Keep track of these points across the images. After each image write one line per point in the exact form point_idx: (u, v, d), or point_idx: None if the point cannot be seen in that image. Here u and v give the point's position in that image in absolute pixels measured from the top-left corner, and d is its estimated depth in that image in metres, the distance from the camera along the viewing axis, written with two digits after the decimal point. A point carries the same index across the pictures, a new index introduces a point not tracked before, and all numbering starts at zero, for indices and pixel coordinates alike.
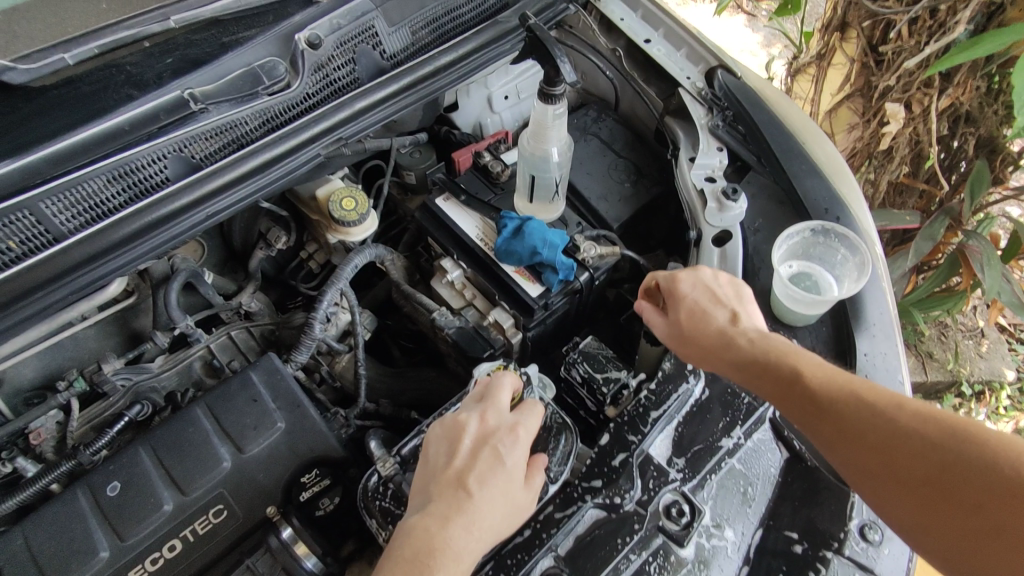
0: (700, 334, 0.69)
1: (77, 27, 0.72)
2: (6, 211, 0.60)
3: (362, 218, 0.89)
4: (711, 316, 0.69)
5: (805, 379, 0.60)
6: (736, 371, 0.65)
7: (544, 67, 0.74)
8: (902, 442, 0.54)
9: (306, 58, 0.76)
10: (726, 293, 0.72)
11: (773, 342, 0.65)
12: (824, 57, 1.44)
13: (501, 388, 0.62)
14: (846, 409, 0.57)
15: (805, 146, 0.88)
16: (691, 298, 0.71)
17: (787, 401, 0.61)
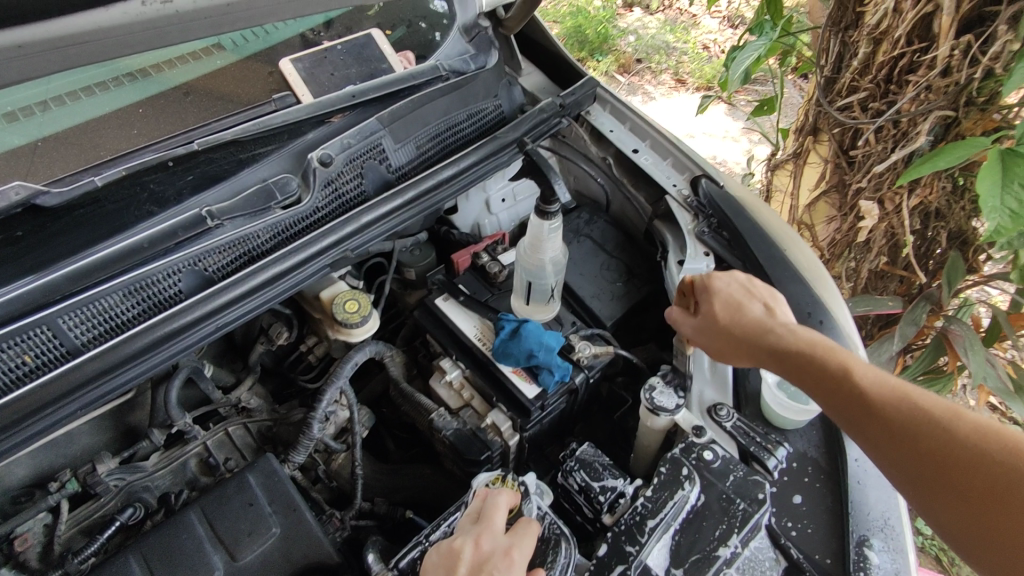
0: (734, 327, 0.76)
1: (109, 151, 0.77)
2: (25, 329, 0.63)
3: (363, 320, 0.91)
4: (746, 313, 0.76)
5: (852, 379, 0.64)
6: (776, 358, 0.71)
7: (541, 187, 0.81)
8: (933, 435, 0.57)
9: (318, 175, 0.82)
10: (759, 293, 0.79)
11: (810, 336, 0.70)
12: (800, 156, 1.53)
13: (496, 508, 0.64)
14: (884, 404, 0.61)
15: (786, 253, 0.93)
16: (725, 293, 0.79)
17: (822, 382, 0.66)
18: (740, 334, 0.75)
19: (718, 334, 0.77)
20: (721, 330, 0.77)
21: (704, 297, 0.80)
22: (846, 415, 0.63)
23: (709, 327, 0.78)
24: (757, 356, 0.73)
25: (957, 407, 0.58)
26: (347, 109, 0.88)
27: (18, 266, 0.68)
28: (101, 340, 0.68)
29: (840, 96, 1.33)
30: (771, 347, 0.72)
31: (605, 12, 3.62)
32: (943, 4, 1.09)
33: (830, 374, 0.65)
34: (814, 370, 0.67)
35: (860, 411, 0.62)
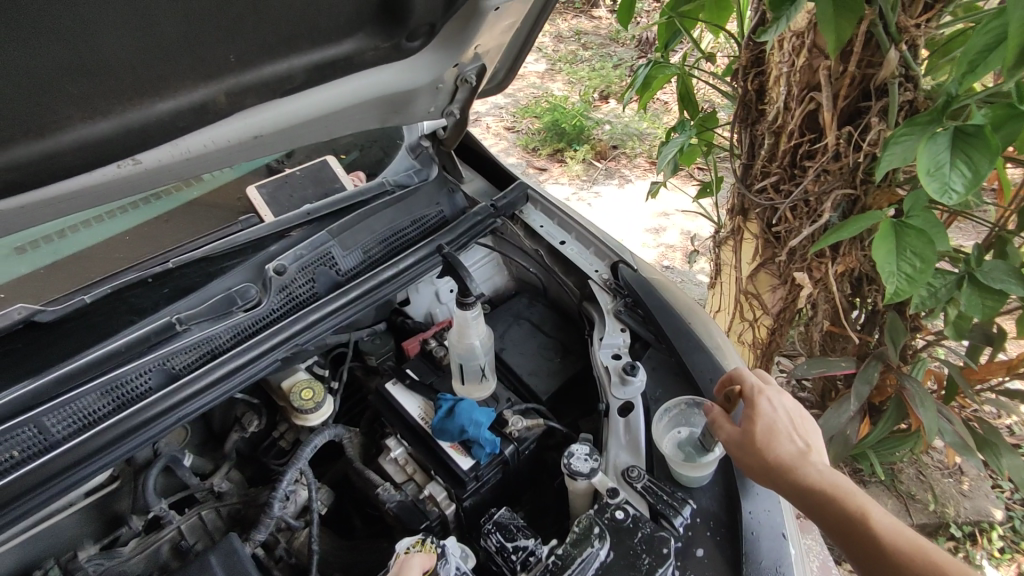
0: (769, 455, 0.80)
1: (98, 273, 0.93)
2: (14, 428, 0.75)
3: (318, 405, 1.03)
4: (788, 444, 0.81)
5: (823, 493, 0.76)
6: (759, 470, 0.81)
7: (459, 282, 0.95)
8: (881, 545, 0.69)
9: (274, 282, 0.97)
10: (805, 425, 0.83)
11: (786, 449, 0.81)
12: (737, 233, 1.66)
13: (410, 567, 0.73)
14: (848, 514, 0.73)
15: (691, 327, 1.06)
16: (770, 420, 0.83)
17: (805, 494, 0.77)
18: (761, 461, 0.81)
19: (741, 455, 0.82)
20: (747, 459, 0.82)
21: (751, 416, 0.84)
22: (823, 520, 0.75)
23: (738, 447, 0.83)
24: (742, 466, 0.82)
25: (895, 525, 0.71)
26: (303, 224, 1.05)
27: (12, 374, 0.81)
28: (77, 434, 0.79)
29: (757, 180, 1.48)
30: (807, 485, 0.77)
31: (581, 106, 3.94)
32: (822, 102, 1.25)
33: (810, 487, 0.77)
34: (849, 521, 0.72)
35: (832, 517, 0.74)
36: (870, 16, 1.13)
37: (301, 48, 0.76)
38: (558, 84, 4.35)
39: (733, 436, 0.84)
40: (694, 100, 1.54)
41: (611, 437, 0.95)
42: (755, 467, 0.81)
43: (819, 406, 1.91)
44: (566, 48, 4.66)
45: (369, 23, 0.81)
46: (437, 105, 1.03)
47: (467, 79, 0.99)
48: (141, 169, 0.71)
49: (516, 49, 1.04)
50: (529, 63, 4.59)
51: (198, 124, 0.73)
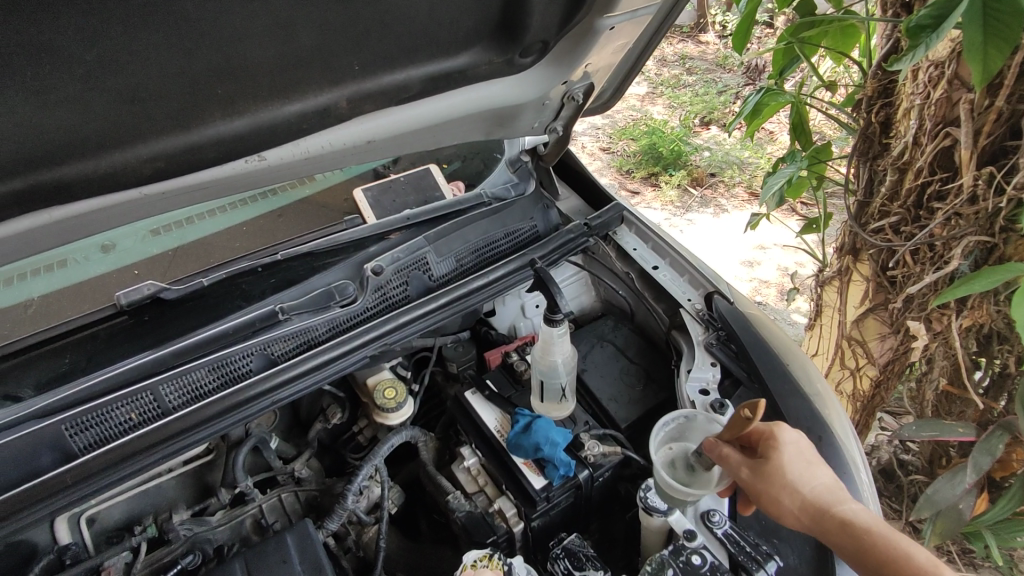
0: (799, 489, 0.73)
1: (217, 258, 1.01)
2: (134, 393, 0.83)
3: (399, 405, 1.05)
4: (815, 477, 0.74)
5: (862, 529, 0.69)
6: (786, 509, 0.72)
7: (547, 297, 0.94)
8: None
9: (370, 282, 1.00)
10: (821, 460, 0.77)
11: (811, 481, 0.74)
12: (845, 273, 1.54)
13: None
14: (892, 553, 0.67)
15: (790, 370, 0.98)
16: (795, 451, 0.75)
17: (841, 534, 0.70)
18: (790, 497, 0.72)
19: (768, 490, 0.73)
20: (775, 496, 0.73)
21: (771, 446, 0.76)
22: (859, 561, 0.68)
23: (764, 481, 0.74)
24: (763, 502, 0.73)
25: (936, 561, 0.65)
26: (401, 228, 1.08)
27: (141, 343, 0.90)
28: (185, 405, 0.86)
29: (873, 219, 1.37)
30: (845, 521, 0.70)
31: (680, 131, 3.85)
32: (960, 138, 1.14)
33: (844, 524, 0.70)
34: (896, 558, 0.66)
35: (873, 557, 0.67)
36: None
37: (419, 59, 0.79)
38: (658, 108, 4.28)
39: (754, 470, 0.75)
40: (808, 129, 1.44)
41: None
42: (785, 504, 0.72)
43: (926, 473, 1.73)
44: (670, 72, 4.59)
45: (485, 38, 0.82)
46: (541, 120, 1.04)
47: (574, 96, 0.99)
48: (264, 165, 0.77)
49: (625, 69, 1.02)
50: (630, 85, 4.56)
51: (319, 127, 0.78)
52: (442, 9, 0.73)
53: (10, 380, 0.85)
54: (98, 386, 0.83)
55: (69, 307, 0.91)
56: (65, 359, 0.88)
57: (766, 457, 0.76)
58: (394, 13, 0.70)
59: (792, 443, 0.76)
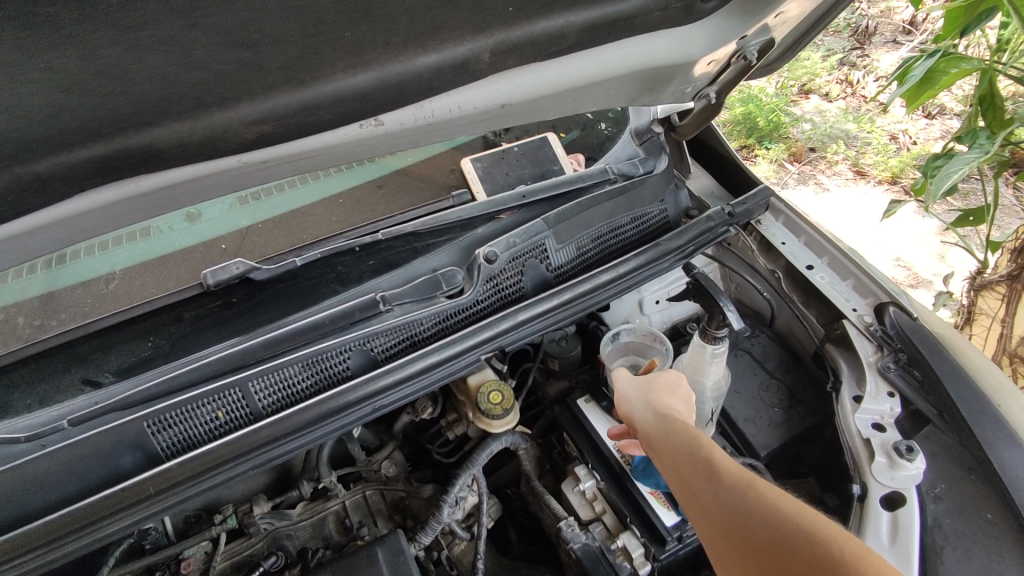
0: (651, 398, 0.77)
1: (312, 235, 0.88)
2: (222, 389, 0.72)
3: (505, 413, 0.92)
4: (674, 400, 0.76)
5: (662, 426, 0.71)
6: (635, 413, 0.76)
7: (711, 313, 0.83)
8: (691, 462, 0.65)
9: (482, 270, 0.86)
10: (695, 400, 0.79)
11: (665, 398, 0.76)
12: (1018, 279, 1.29)
13: None
14: (671, 442, 0.69)
15: (999, 410, 0.77)
16: (669, 379, 0.79)
17: (649, 434, 0.73)
18: (641, 398, 0.77)
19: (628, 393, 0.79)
20: (628, 399, 0.79)
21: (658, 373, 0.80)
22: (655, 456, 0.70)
23: (634, 386, 0.80)
24: (623, 404, 0.79)
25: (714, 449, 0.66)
26: (515, 208, 0.93)
27: (229, 328, 0.80)
28: (276, 405, 0.76)
29: None
30: (661, 421, 0.72)
31: (776, 100, 3.50)
32: None
33: (658, 423, 0.72)
34: (676, 447, 0.68)
35: (660, 451, 0.70)
36: None
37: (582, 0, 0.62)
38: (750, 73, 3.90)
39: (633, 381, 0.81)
40: (1000, 103, 1.19)
41: (870, 535, 0.72)
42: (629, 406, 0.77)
43: None
44: None
45: None
46: (695, 85, 0.85)
47: (745, 57, 0.79)
48: (382, 132, 0.60)
49: (812, 20, 0.81)
50: None
51: (452, 86, 0.62)
52: None
53: (91, 363, 0.77)
54: (182, 377, 0.73)
55: (151, 285, 0.82)
56: (147, 344, 0.79)
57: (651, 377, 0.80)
58: None
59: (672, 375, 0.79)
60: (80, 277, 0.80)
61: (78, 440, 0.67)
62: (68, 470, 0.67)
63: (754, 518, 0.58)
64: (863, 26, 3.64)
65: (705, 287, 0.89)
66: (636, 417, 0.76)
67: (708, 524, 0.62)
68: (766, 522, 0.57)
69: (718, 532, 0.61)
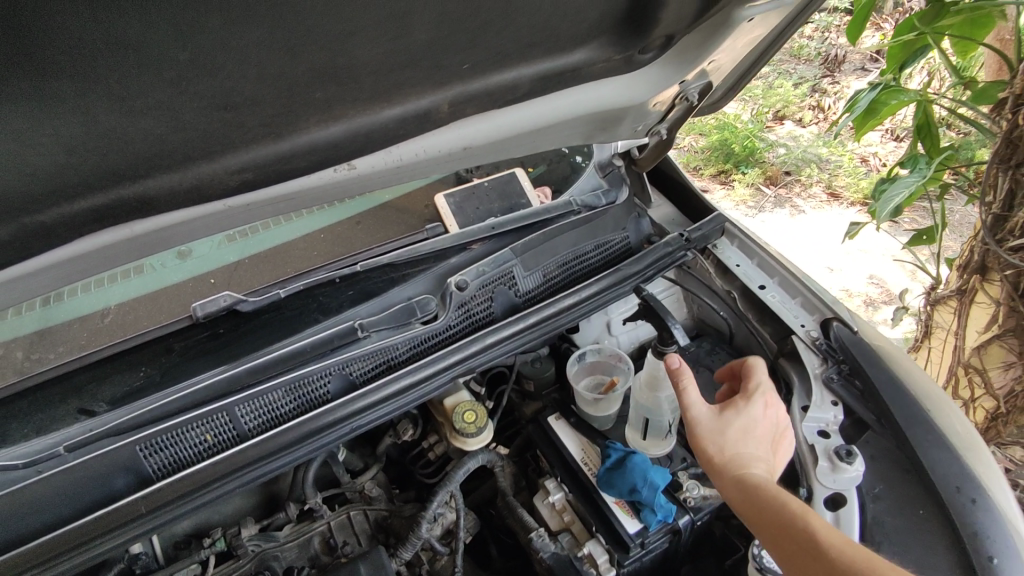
0: (732, 446, 0.75)
1: (295, 268, 0.95)
2: (209, 413, 0.78)
3: (479, 430, 0.97)
4: (753, 444, 0.76)
5: (757, 487, 0.71)
6: (720, 464, 0.74)
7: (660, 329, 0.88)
8: (793, 529, 0.66)
9: (453, 297, 0.92)
10: (778, 437, 0.79)
11: (745, 448, 0.75)
12: (966, 293, 1.37)
13: None
14: (771, 506, 0.68)
15: (931, 415, 0.84)
16: (747, 419, 0.78)
17: (741, 490, 0.71)
18: (722, 445, 0.75)
19: (707, 435, 0.76)
20: (708, 435, 0.77)
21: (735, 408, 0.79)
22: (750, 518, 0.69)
23: (711, 424, 0.78)
24: (702, 448, 0.77)
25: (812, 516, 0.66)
26: (485, 238, 1.01)
27: (216, 357, 0.86)
28: (260, 426, 0.81)
29: (1011, 236, 1.20)
30: (753, 478, 0.72)
31: (752, 127, 3.63)
32: None
33: (749, 481, 0.71)
34: (776, 511, 0.68)
35: (756, 514, 0.69)
36: None
37: (531, 58, 0.70)
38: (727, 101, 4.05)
39: (713, 418, 0.78)
40: (935, 132, 1.28)
41: None
42: (712, 452, 0.75)
43: None
44: None
45: (606, 33, 0.72)
46: (646, 123, 0.92)
47: (687, 98, 0.88)
48: (354, 175, 0.68)
49: (743, 70, 0.90)
50: None
51: (417, 133, 0.70)
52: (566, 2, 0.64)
53: (86, 393, 0.82)
54: (173, 404, 0.79)
55: (145, 319, 0.88)
56: (140, 374, 0.85)
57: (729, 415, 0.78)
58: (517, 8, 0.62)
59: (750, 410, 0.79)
60: (74, 313, 0.86)
61: (75, 465, 0.73)
62: (65, 493, 0.72)
63: None
64: (832, 55, 3.81)
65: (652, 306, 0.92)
66: (722, 467, 0.74)
67: None
68: None
69: None
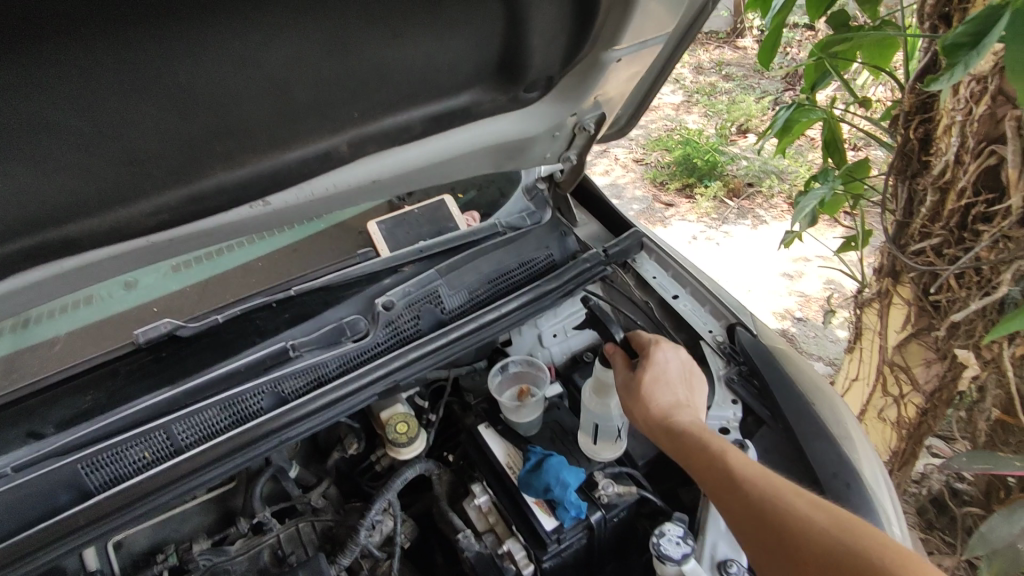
0: (653, 403, 0.88)
1: (235, 295, 1.03)
2: (147, 432, 0.85)
3: (410, 440, 1.04)
4: (669, 393, 0.89)
5: (675, 433, 0.84)
6: (647, 421, 0.87)
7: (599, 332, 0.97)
8: (712, 464, 0.78)
9: (381, 317, 1.00)
10: (688, 379, 0.93)
11: (663, 399, 0.88)
12: (884, 296, 1.45)
13: None
14: (696, 449, 0.81)
15: (814, 409, 0.93)
16: (659, 368, 0.91)
17: (669, 440, 0.84)
18: (648, 405, 0.88)
19: (630, 400, 0.90)
20: (630, 390, 0.90)
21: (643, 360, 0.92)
22: (679, 459, 0.83)
23: (626, 385, 0.91)
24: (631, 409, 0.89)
25: (726, 448, 0.79)
26: (414, 261, 1.09)
27: (157, 379, 0.93)
28: (196, 442, 0.87)
29: (913, 241, 1.29)
30: (677, 426, 0.85)
31: (716, 141, 3.75)
32: (1006, 156, 1.06)
33: (669, 430, 0.84)
34: (695, 451, 0.81)
35: (686, 456, 0.82)
36: None
37: (421, 102, 0.78)
38: (694, 117, 4.18)
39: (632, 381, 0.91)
40: (841, 147, 1.40)
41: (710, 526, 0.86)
42: (636, 412, 0.89)
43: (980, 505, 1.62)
44: (706, 80, 4.50)
45: (485, 80, 0.80)
46: (553, 150, 1.00)
47: (585, 127, 0.96)
48: (269, 210, 0.77)
49: (640, 95, 1.00)
50: (664, 94, 4.47)
51: (321, 171, 0.78)
52: (438, 55, 0.72)
53: (35, 417, 0.88)
54: (115, 425, 0.86)
55: (92, 346, 0.95)
56: (86, 398, 0.90)
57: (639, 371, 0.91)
58: (391, 63, 0.70)
59: (660, 356, 0.92)
60: (41, 337, 0.95)
61: (18, 484, 0.79)
62: (10, 511, 0.78)
63: (784, 517, 0.71)
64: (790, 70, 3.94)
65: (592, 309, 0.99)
66: (645, 418, 0.87)
67: (741, 515, 0.74)
68: (808, 523, 0.70)
69: (750, 523, 0.74)
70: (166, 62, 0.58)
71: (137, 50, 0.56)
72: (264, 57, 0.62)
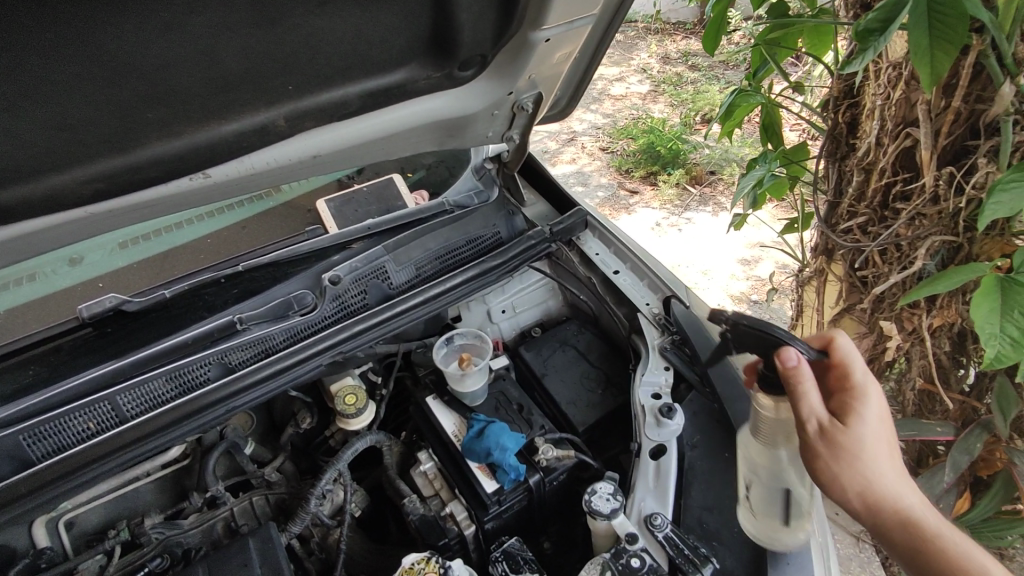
0: (860, 473, 0.70)
1: (182, 271, 1.04)
2: (91, 403, 0.86)
3: (359, 411, 1.07)
4: (863, 455, 0.71)
5: (863, 495, 0.70)
6: (857, 488, 0.71)
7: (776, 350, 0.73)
8: (915, 533, 0.70)
9: (329, 291, 1.03)
10: (878, 423, 0.73)
11: (861, 461, 0.70)
12: (820, 274, 1.53)
13: None
14: (908, 525, 0.70)
15: (738, 371, 0.99)
16: (864, 430, 0.71)
17: (871, 506, 0.71)
18: (844, 469, 0.70)
19: (813, 456, 0.71)
20: (858, 455, 0.70)
21: (840, 421, 0.71)
22: (873, 523, 0.72)
23: (822, 446, 0.71)
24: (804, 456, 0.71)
25: (917, 517, 0.71)
26: (362, 237, 1.12)
27: (103, 353, 0.94)
28: (142, 412, 0.90)
29: (842, 220, 1.37)
30: (863, 490, 0.71)
31: (678, 130, 3.83)
32: (920, 138, 1.14)
33: (858, 494, 0.70)
34: (911, 529, 0.70)
35: (892, 524, 0.71)
36: (979, 46, 1.01)
37: (355, 77, 0.81)
38: (659, 106, 4.25)
39: (816, 431, 0.71)
40: (778, 131, 1.48)
41: (639, 482, 0.91)
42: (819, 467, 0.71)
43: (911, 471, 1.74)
44: (671, 70, 4.57)
45: (419, 56, 0.84)
46: (496, 129, 1.05)
47: (524, 106, 1.01)
48: (210, 182, 0.80)
49: (580, 72, 1.06)
50: (631, 83, 4.53)
51: (259, 144, 0.80)
52: (367, 31, 0.75)
53: None
54: (59, 397, 0.87)
55: (36, 321, 0.96)
56: (29, 372, 0.92)
57: (842, 431, 0.71)
58: (321, 37, 0.73)
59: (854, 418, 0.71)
60: None
61: None
62: None
63: None
64: None
65: (746, 328, 0.76)
66: (830, 480, 0.71)
67: None
68: None
69: None
70: (91, 31, 0.60)
71: (58, 17, 0.57)
72: (190, 28, 0.64)
